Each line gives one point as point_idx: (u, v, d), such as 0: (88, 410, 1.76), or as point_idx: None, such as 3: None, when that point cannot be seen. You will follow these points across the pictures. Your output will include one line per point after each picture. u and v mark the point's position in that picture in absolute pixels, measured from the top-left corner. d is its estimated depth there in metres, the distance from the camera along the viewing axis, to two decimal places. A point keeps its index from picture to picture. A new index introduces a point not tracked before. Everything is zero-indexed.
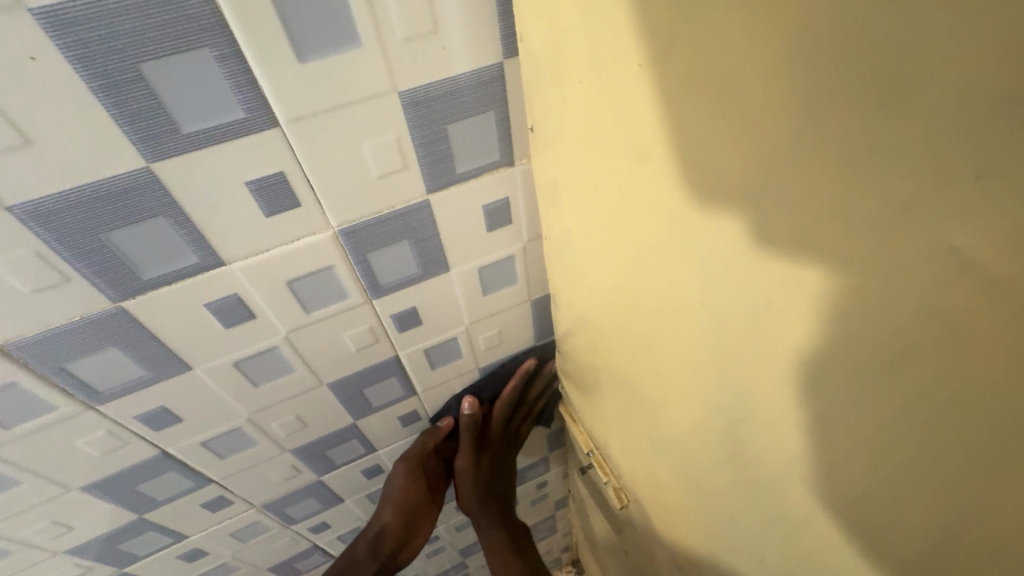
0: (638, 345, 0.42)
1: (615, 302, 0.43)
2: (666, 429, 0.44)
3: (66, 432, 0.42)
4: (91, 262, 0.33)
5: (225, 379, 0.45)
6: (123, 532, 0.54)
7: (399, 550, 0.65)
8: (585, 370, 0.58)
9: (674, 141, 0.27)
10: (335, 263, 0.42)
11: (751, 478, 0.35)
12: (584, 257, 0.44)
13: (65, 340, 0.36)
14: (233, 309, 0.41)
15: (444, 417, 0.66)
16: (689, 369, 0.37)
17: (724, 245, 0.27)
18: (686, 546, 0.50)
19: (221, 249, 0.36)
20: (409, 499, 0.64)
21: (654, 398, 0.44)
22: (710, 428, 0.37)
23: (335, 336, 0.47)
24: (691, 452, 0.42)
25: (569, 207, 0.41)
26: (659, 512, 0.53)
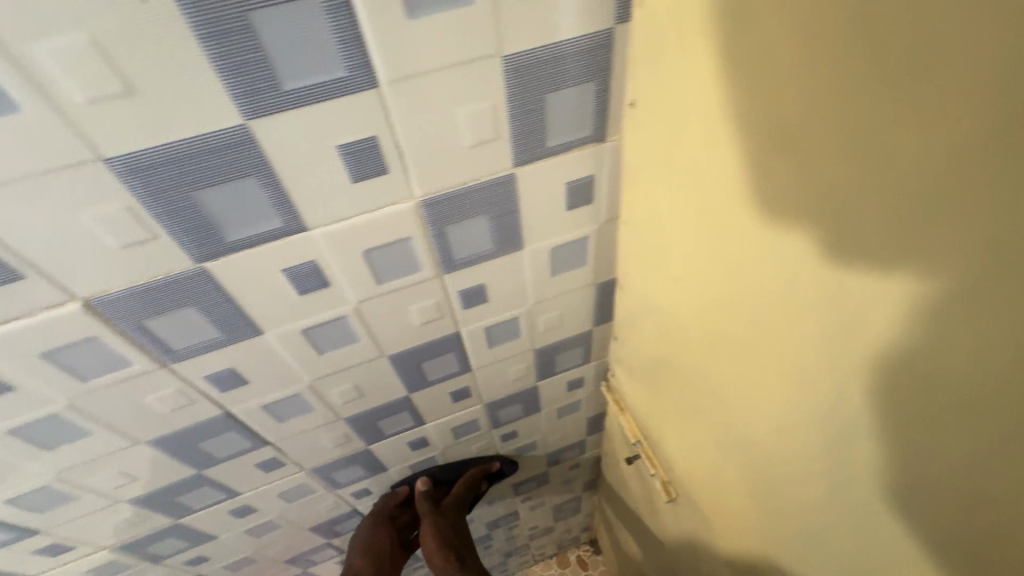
0: (717, 349, 0.40)
1: (694, 299, 0.40)
2: (737, 435, 0.42)
3: (139, 386, 0.42)
4: (179, 220, 0.32)
5: (292, 344, 0.45)
6: (181, 486, 0.55)
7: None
8: (640, 363, 0.56)
9: (839, 132, 0.23)
10: (413, 234, 0.40)
11: (845, 493, 0.33)
12: (666, 241, 0.41)
13: (147, 297, 0.36)
14: (309, 276, 0.40)
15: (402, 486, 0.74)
16: (788, 377, 0.34)
17: (865, 249, 0.25)
18: (742, 550, 0.48)
19: (305, 213, 0.35)
20: (376, 549, 0.66)
21: (726, 405, 0.42)
22: (800, 437, 0.35)
23: (402, 308, 0.46)
24: (764, 455, 0.40)
25: (663, 187, 0.38)
26: (712, 513, 0.52)
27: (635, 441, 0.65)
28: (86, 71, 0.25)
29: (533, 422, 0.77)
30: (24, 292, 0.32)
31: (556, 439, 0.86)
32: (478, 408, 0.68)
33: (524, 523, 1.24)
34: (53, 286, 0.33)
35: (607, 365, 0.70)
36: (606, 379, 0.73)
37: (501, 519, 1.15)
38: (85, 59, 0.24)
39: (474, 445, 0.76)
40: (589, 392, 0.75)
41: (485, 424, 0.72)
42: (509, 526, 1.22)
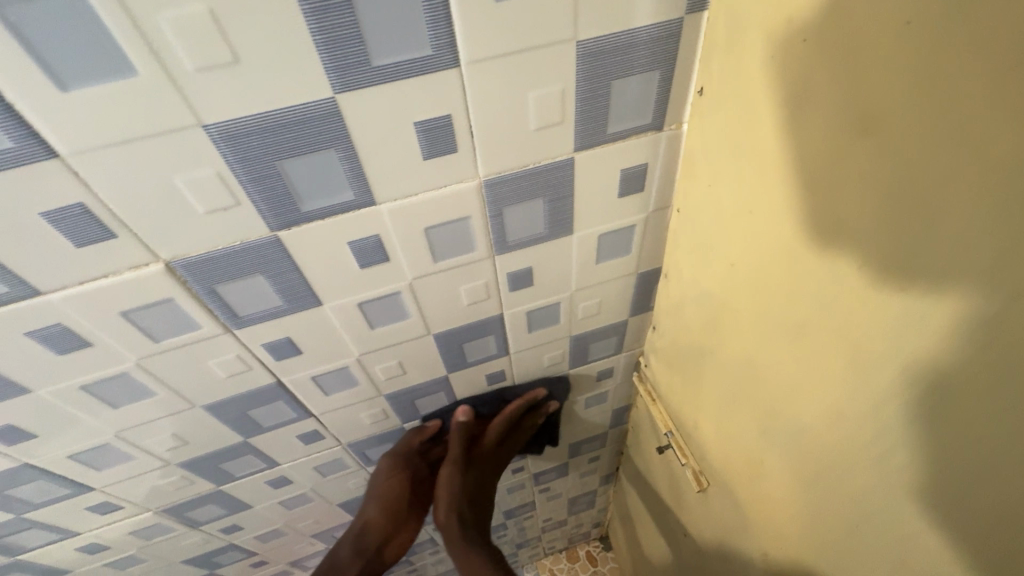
0: (764, 338, 0.40)
1: (746, 287, 0.40)
2: (775, 426, 0.43)
3: (203, 350, 0.44)
4: (261, 188, 0.34)
5: (348, 317, 0.46)
6: (226, 452, 0.57)
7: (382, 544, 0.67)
8: (680, 352, 0.57)
9: (920, 114, 0.23)
10: (472, 213, 0.41)
11: (878, 490, 0.34)
12: (720, 230, 0.42)
13: (222, 262, 0.37)
14: (372, 250, 0.41)
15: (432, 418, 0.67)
16: (831, 369, 0.34)
17: (929, 244, 0.25)
18: (771, 543, 0.49)
19: (377, 187, 0.37)
20: (390, 492, 0.65)
21: (767, 394, 0.42)
22: (838, 430, 0.36)
23: (452, 287, 0.48)
24: (799, 448, 0.40)
25: (722, 177, 0.39)
26: (743, 505, 0.52)
27: (666, 431, 0.66)
28: (198, 40, 0.26)
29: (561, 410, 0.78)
30: (115, 251, 0.34)
31: (580, 429, 0.87)
32: (511, 392, 0.69)
33: (540, 515, 1.26)
34: (141, 248, 0.34)
35: (638, 356, 0.71)
36: (636, 370, 0.74)
37: (517, 509, 1.17)
38: (200, 29, 0.26)
39: None
40: (617, 383, 0.76)
41: None
42: (525, 517, 1.23)
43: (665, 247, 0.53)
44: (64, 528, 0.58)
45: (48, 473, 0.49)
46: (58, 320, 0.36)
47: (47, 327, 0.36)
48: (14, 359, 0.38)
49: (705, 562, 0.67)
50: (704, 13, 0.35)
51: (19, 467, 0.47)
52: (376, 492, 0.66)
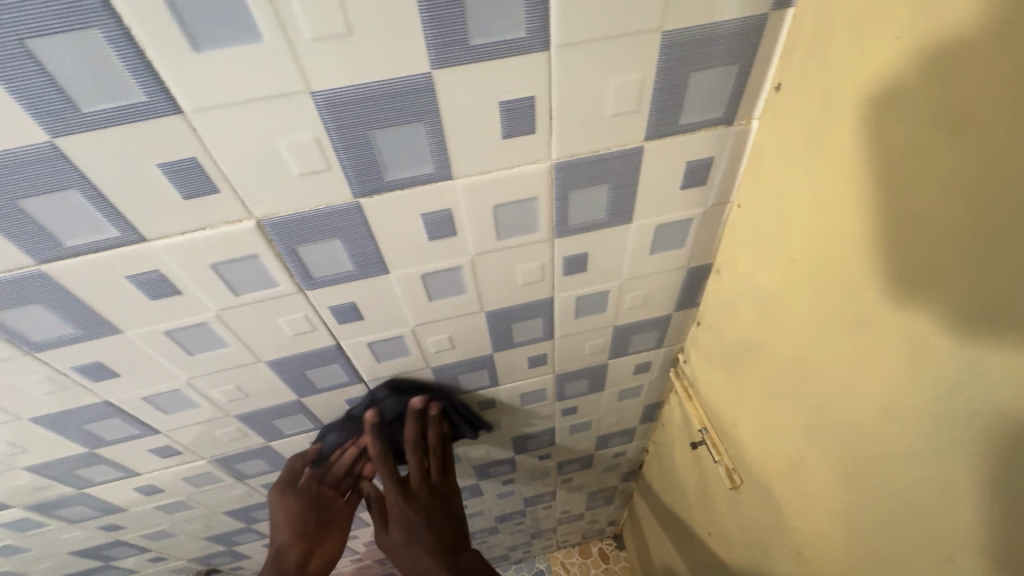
0: (820, 333, 0.41)
1: (807, 282, 0.41)
2: (822, 422, 0.43)
3: (277, 307, 0.46)
4: (352, 156, 0.36)
5: (409, 288, 0.48)
6: (280, 409, 0.60)
7: (303, 565, 0.58)
8: (725, 347, 0.58)
9: (1011, 111, 0.24)
10: (540, 194, 0.43)
11: (931, 489, 0.34)
12: (782, 225, 0.43)
13: (306, 224, 0.40)
14: (442, 224, 0.43)
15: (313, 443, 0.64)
16: (890, 366, 0.35)
17: (1003, 246, 0.26)
18: (803, 540, 0.50)
19: (455, 162, 0.39)
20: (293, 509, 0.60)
21: (816, 389, 0.43)
22: (891, 428, 0.36)
23: (509, 267, 0.50)
24: (847, 444, 0.41)
25: (791, 174, 0.40)
26: (775, 502, 0.53)
27: (700, 428, 0.67)
28: (319, 10, 0.29)
29: (594, 401, 0.80)
30: (216, 206, 0.37)
31: (610, 422, 0.88)
32: (548, 377, 0.71)
33: (557, 507, 1.27)
34: (238, 204, 0.37)
35: (677, 352, 0.72)
36: (673, 366, 0.74)
37: (538, 498, 1.19)
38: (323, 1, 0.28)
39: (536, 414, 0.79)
40: (653, 378, 0.77)
41: (551, 395, 0.75)
42: (543, 507, 1.25)
43: (718, 243, 0.54)
44: (127, 468, 0.62)
45: (123, 413, 0.53)
46: (157, 267, 0.39)
47: (146, 272, 0.40)
48: (111, 300, 0.41)
49: (731, 561, 0.67)
50: (788, 10, 0.35)
51: (98, 404, 0.51)
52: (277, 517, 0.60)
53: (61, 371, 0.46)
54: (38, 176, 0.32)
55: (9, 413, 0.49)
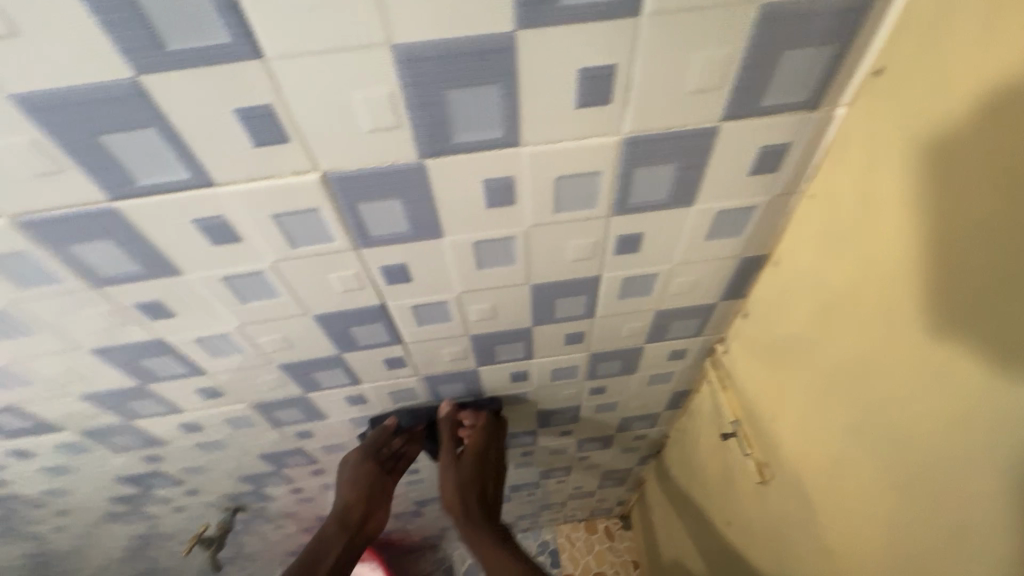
0: (890, 337, 0.40)
1: (882, 282, 0.40)
2: (873, 426, 0.43)
3: (330, 263, 0.47)
4: (423, 115, 0.36)
5: (461, 254, 0.48)
6: (321, 362, 0.61)
7: (364, 522, 0.72)
8: (775, 339, 0.56)
9: None
10: (605, 169, 0.42)
11: (998, 500, 0.33)
12: (866, 217, 0.41)
13: (369, 181, 0.40)
14: (502, 192, 0.42)
15: (392, 416, 0.76)
16: (963, 379, 0.34)
17: None
18: (836, 538, 0.49)
19: (525, 128, 0.38)
20: (360, 477, 0.72)
21: (873, 392, 0.43)
22: (951, 439, 0.36)
23: (562, 242, 0.49)
24: (896, 448, 0.41)
25: (884, 163, 0.38)
26: (809, 500, 0.53)
27: (733, 420, 0.66)
28: None
29: (623, 383, 0.79)
30: (283, 156, 0.37)
31: (635, 405, 0.88)
32: (582, 355, 0.71)
33: (571, 482, 1.29)
34: (305, 156, 0.37)
35: (715, 342, 0.71)
36: (710, 356, 0.73)
37: (553, 472, 1.21)
38: None
39: (565, 391, 0.80)
40: (686, 366, 0.76)
41: (582, 373, 0.75)
42: (557, 481, 1.27)
43: (778, 234, 0.52)
44: (172, 404, 0.65)
45: (174, 352, 0.55)
46: (221, 213, 0.40)
47: (211, 218, 0.40)
48: (175, 242, 0.42)
49: (750, 553, 0.68)
50: None
51: (153, 341, 0.53)
52: (348, 477, 0.73)
53: (123, 307, 0.48)
54: (118, 112, 0.32)
55: (72, 343, 0.51)
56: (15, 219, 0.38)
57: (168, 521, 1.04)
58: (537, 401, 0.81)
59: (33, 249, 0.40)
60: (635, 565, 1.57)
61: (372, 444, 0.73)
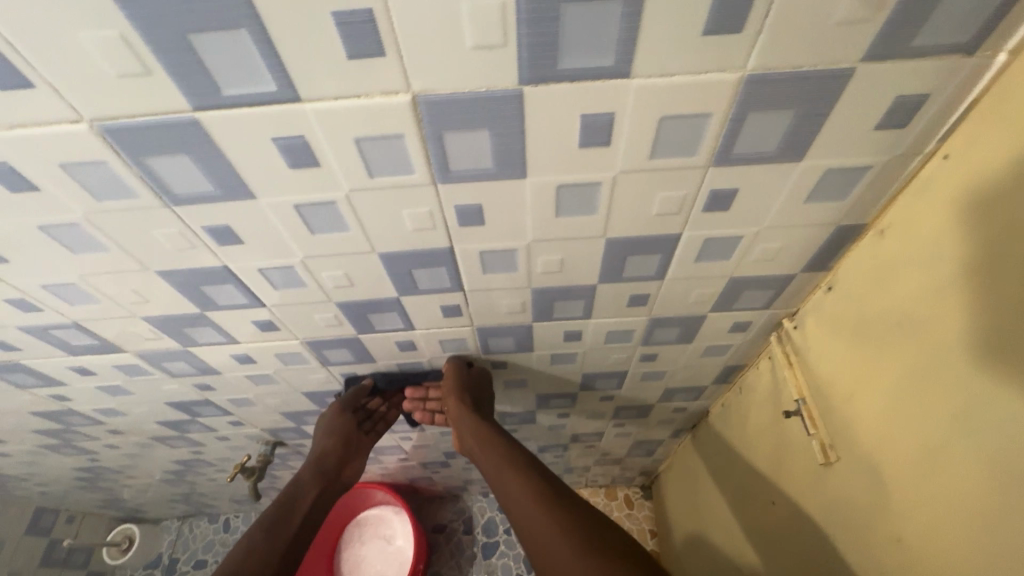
0: (1001, 342, 0.38)
1: (1001, 282, 0.38)
2: (953, 422, 0.43)
3: (406, 197, 0.45)
4: (532, 33, 0.32)
5: (541, 197, 0.46)
6: (379, 304, 0.60)
7: (342, 466, 0.81)
8: (843, 327, 0.56)
9: None
10: (715, 111, 0.38)
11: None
12: (954, 222, 0.42)
13: (461, 108, 0.37)
14: (599, 130, 0.39)
15: (370, 377, 0.78)
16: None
17: None
18: (873, 526, 0.52)
19: (640, 56, 0.34)
20: (335, 429, 0.78)
21: (963, 393, 0.42)
22: (1002, 446, 0.38)
23: (649, 193, 0.46)
24: (970, 449, 0.41)
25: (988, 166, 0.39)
26: (849, 489, 0.55)
27: (796, 399, 0.63)
28: None
29: (676, 352, 0.77)
30: (376, 72, 0.34)
31: (683, 376, 0.86)
32: (641, 320, 0.68)
33: (599, 448, 1.29)
34: (399, 73, 0.34)
35: (783, 316, 0.67)
36: (774, 330, 0.70)
37: (584, 437, 1.20)
38: None
39: (615, 355, 0.78)
40: (745, 339, 0.73)
41: (637, 338, 0.73)
42: (586, 445, 1.27)
43: (885, 199, 0.48)
44: (229, 334, 0.65)
45: (238, 281, 0.54)
46: (303, 133, 0.38)
47: (292, 137, 0.38)
48: (253, 163, 0.40)
49: (799, 531, 0.66)
50: None
51: (217, 268, 0.52)
52: (325, 426, 0.78)
53: (193, 229, 0.47)
54: (212, 9, 0.30)
55: (140, 263, 0.50)
56: (96, 124, 0.36)
57: (211, 449, 1.08)
58: (584, 363, 0.80)
59: (111, 159, 0.39)
60: (652, 534, 1.58)
61: (349, 401, 0.77)
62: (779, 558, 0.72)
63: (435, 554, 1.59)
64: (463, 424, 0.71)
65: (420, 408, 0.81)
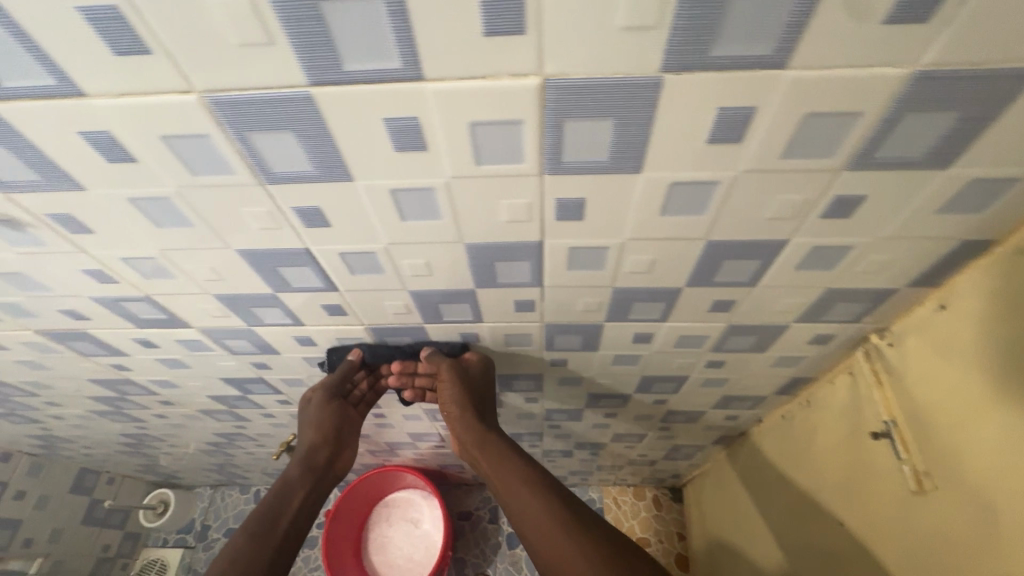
0: (985, 380, 0.49)
1: (996, 337, 0.48)
2: (931, 431, 0.55)
3: (508, 187, 0.42)
4: (692, 15, 0.29)
5: (650, 195, 0.43)
6: (453, 295, 0.58)
7: (333, 461, 0.72)
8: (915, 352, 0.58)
9: None
10: (868, 110, 0.35)
11: (961, 489, 0.51)
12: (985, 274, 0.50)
13: (592, 95, 0.34)
14: (734, 126, 0.36)
15: (354, 347, 0.71)
16: (990, 422, 0.49)
17: None
18: (860, 493, 0.66)
19: (804, 46, 0.31)
20: (322, 419, 0.71)
21: (948, 410, 0.53)
22: (960, 454, 0.52)
23: (767, 196, 0.42)
24: (937, 455, 0.54)
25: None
26: (853, 471, 0.67)
27: (886, 420, 0.60)
28: None
29: (746, 361, 0.73)
30: (510, 51, 0.31)
31: (746, 385, 0.83)
32: (719, 326, 0.65)
33: (637, 449, 1.26)
34: (535, 54, 0.32)
35: (872, 331, 0.63)
36: (859, 345, 0.66)
37: (624, 438, 1.17)
38: None
39: (680, 360, 0.75)
40: (823, 352, 0.69)
41: (708, 344, 0.69)
42: (625, 446, 1.24)
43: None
44: (295, 316, 0.64)
45: (316, 264, 0.53)
46: (417, 114, 0.36)
47: (405, 118, 0.36)
48: (358, 144, 0.38)
49: (843, 539, 0.70)
50: None
51: (299, 250, 0.51)
52: (310, 416, 0.72)
53: (282, 210, 0.45)
54: None
55: (221, 241, 0.49)
56: (206, 95, 0.34)
57: (255, 425, 1.08)
58: (646, 366, 0.77)
59: (213, 133, 0.37)
60: (681, 537, 1.57)
61: (335, 381, 0.72)
62: (805, 545, 0.81)
63: (460, 540, 1.60)
64: (463, 425, 0.68)
65: (411, 385, 0.73)
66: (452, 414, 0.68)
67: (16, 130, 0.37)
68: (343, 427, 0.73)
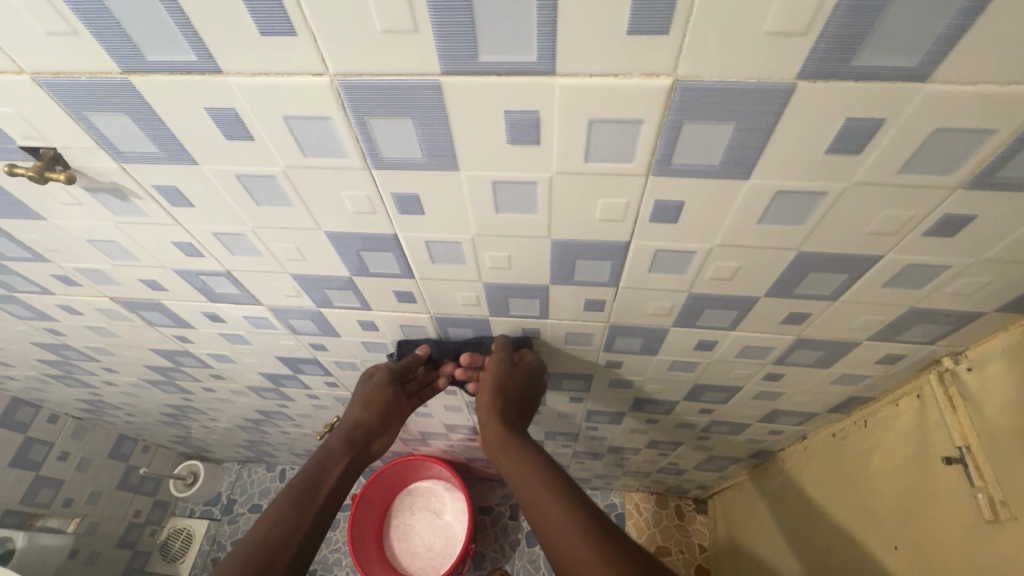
0: None
1: None
2: (1004, 469, 0.55)
3: (610, 186, 0.42)
4: (842, 23, 0.29)
5: (752, 203, 0.42)
6: (525, 290, 0.59)
7: (372, 439, 0.73)
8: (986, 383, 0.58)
9: None
10: (1001, 129, 0.34)
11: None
12: None
13: (719, 99, 0.34)
14: (856, 138, 0.36)
15: (423, 345, 0.74)
16: None
17: None
18: (917, 520, 0.65)
19: (950, 60, 0.30)
20: (377, 400, 0.73)
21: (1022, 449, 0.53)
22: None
23: (872, 210, 0.42)
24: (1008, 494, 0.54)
25: None
26: (910, 498, 0.67)
27: (959, 446, 0.59)
28: None
29: (806, 376, 0.72)
30: (648, 51, 0.32)
31: (799, 401, 0.81)
32: (787, 339, 0.64)
33: (669, 457, 1.25)
34: (672, 55, 0.32)
35: (947, 354, 0.62)
36: (930, 368, 0.65)
37: (659, 445, 1.16)
38: None
39: (738, 371, 0.74)
40: (890, 373, 0.68)
41: (771, 357, 0.69)
42: (658, 453, 1.23)
43: None
44: (365, 301, 0.65)
45: (400, 250, 0.54)
46: (539, 109, 0.36)
47: (526, 112, 0.36)
48: (473, 134, 0.38)
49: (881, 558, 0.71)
50: None
51: (387, 236, 0.51)
52: (363, 395, 0.74)
53: (381, 195, 0.46)
54: None
55: (314, 222, 0.50)
56: (338, 79, 0.35)
57: (298, 405, 1.10)
58: (701, 374, 0.76)
59: (335, 116, 0.38)
60: (703, 549, 1.55)
61: (400, 368, 0.74)
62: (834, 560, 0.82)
63: (479, 534, 1.61)
64: (494, 422, 0.67)
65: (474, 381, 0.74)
66: (485, 411, 0.68)
67: (146, 102, 0.39)
68: (392, 409, 0.74)
